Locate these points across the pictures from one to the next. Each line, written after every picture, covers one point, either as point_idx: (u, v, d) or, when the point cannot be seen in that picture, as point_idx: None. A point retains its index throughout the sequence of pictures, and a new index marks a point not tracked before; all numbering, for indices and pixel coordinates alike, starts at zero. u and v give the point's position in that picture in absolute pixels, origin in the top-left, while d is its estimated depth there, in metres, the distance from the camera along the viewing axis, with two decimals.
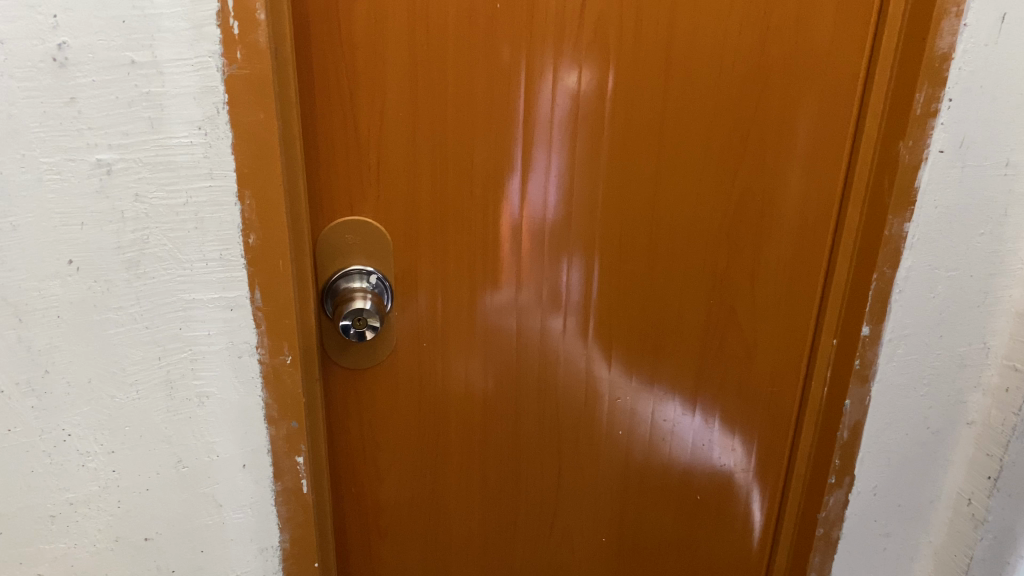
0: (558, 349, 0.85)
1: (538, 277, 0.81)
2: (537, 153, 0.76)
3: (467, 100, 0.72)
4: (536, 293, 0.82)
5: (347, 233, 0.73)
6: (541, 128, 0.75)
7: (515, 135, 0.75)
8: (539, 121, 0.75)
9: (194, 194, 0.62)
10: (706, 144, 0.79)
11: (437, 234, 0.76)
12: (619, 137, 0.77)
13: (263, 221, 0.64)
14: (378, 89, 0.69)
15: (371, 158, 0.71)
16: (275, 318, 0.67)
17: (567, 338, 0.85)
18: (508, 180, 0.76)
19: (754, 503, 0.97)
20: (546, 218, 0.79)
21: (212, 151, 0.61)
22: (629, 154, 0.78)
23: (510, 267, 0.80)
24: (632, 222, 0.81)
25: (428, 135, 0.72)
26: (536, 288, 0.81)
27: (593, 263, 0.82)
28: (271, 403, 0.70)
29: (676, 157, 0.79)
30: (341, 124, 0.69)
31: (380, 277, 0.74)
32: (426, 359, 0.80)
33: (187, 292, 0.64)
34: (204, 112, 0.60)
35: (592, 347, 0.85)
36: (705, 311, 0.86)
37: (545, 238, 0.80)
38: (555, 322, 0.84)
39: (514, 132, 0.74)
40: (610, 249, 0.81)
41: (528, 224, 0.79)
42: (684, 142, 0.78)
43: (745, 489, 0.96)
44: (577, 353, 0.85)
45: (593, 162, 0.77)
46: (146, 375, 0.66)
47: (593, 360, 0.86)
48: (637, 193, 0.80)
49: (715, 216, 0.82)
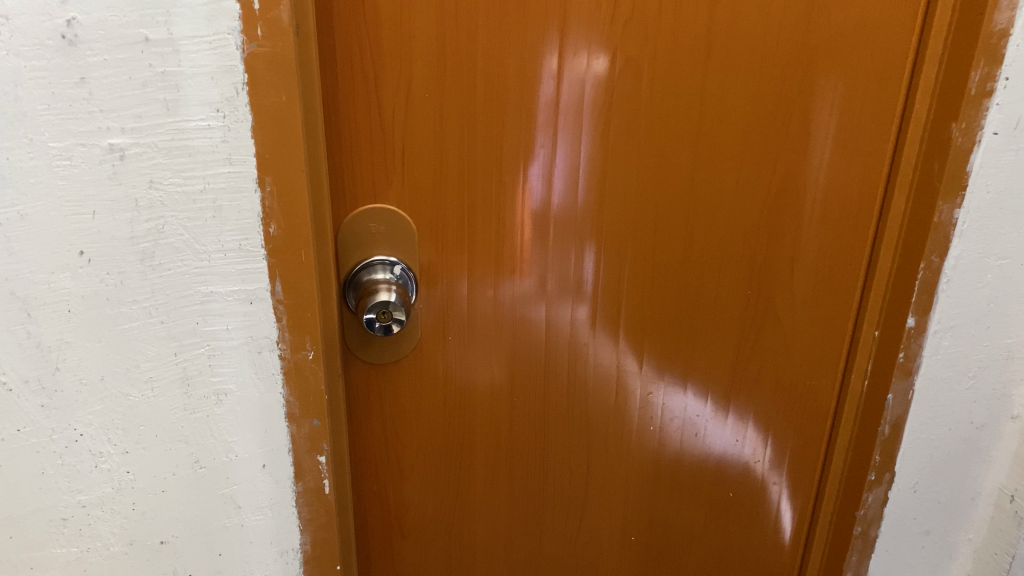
0: (585, 342, 0.81)
1: (568, 269, 0.77)
2: (566, 134, 0.72)
3: (497, 81, 0.68)
4: (562, 281, 0.78)
5: (371, 222, 0.69)
6: (573, 112, 0.71)
7: (543, 116, 0.71)
8: (568, 102, 0.71)
9: (212, 181, 0.58)
10: (745, 129, 0.75)
11: (463, 223, 0.72)
12: (652, 119, 0.73)
13: (285, 210, 0.60)
14: (405, 69, 0.65)
15: (396, 143, 0.68)
16: (297, 312, 0.64)
17: (596, 331, 0.81)
18: (537, 166, 0.72)
19: (786, 502, 0.94)
20: (574, 204, 0.75)
21: (232, 135, 0.57)
22: (662, 137, 0.74)
23: (540, 258, 0.76)
24: (665, 208, 0.77)
25: (456, 119, 0.68)
26: (561, 276, 0.78)
27: (623, 251, 0.78)
28: (293, 401, 0.66)
29: (714, 143, 0.75)
30: (365, 107, 0.66)
31: (405, 268, 0.71)
32: (451, 353, 0.77)
33: (205, 284, 0.61)
34: (223, 92, 0.56)
35: (622, 340, 0.82)
36: (740, 303, 0.82)
37: (572, 222, 0.76)
38: (582, 312, 0.80)
39: (542, 113, 0.70)
40: (642, 237, 0.78)
41: (556, 211, 0.75)
42: (722, 127, 0.75)
43: (777, 488, 0.93)
44: (606, 345, 0.82)
45: (625, 146, 0.74)
46: (162, 373, 0.63)
47: (623, 352, 0.82)
48: (670, 177, 0.76)
49: (754, 204, 0.78)
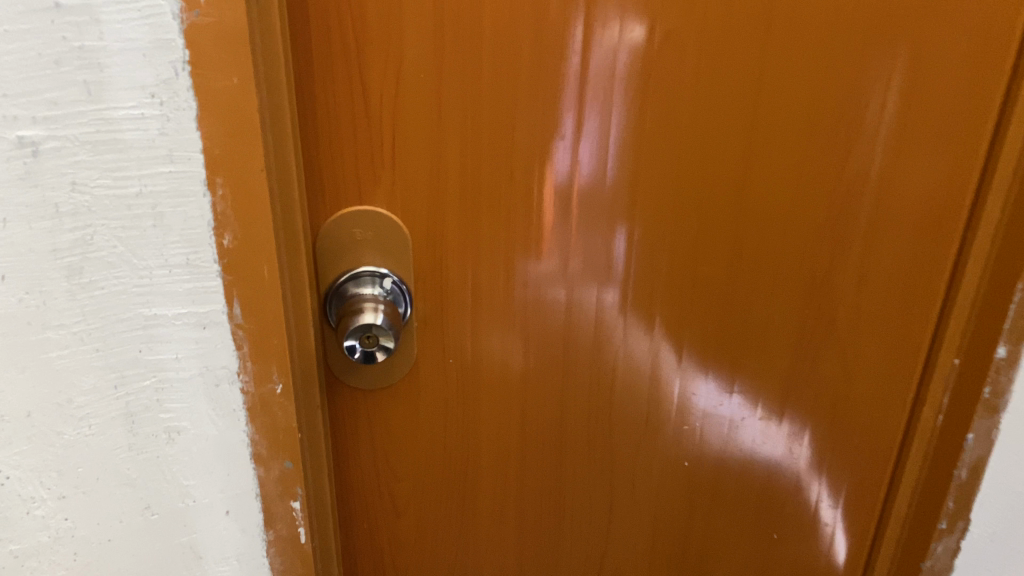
0: (615, 334, 0.69)
1: (592, 266, 0.66)
2: (596, 112, 0.60)
3: (507, 58, 0.56)
4: (587, 260, 0.65)
5: (355, 227, 0.58)
6: (603, 83, 0.59)
7: (569, 91, 0.58)
8: (599, 74, 0.58)
9: (151, 183, 0.47)
10: (810, 113, 0.62)
11: (467, 227, 0.61)
12: (698, 100, 0.61)
13: (242, 218, 0.49)
14: (395, 42, 0.53)
15: (386, 132, 0.56)
16: (261, 339, 0.53)
17: (626, 333, 0.69)
18: (558, 147, 0.60)
19: (840, 535, 0.82)
20: (601, 195, 0.63)
21: (171, 126, 0.46)
22: (709, 123, 0.62)
23: (558, 252, 0.64)
24: (710, 205, 0.65)
25: (458, 103, 0.56)
26: (586, 253, 0.65)
27: (659, 242, 0.66)
28: (259, 440, 0.56)
29: (772, 125, 0.62)
30: (347, 91, 0.54)
31: (398, 281, 0.60)
32: (453, 376, 0.66)
33: (148, 306, 0.50)
34: (158, 73, 0.44)
35: (655, 351, 0.70)
36: (795, 319, 0.70)
37: (600, 210, 0.64)
38: (611, 294, 0.67)
39: (567, 89, 0.58)
40: (683, 235, 0.66)
41: (582, 187, 0.62)
42: (783, 109, 0.62)
43: (830, 521, 0.81)
44: (636, 353, 0.70)
45: (664, 129, 0.61)
46: (101, 408, 0.52)
47: (656, 358, 0.71)
48: (719, 162, 0.63)
49: (819, 200, 0.65)
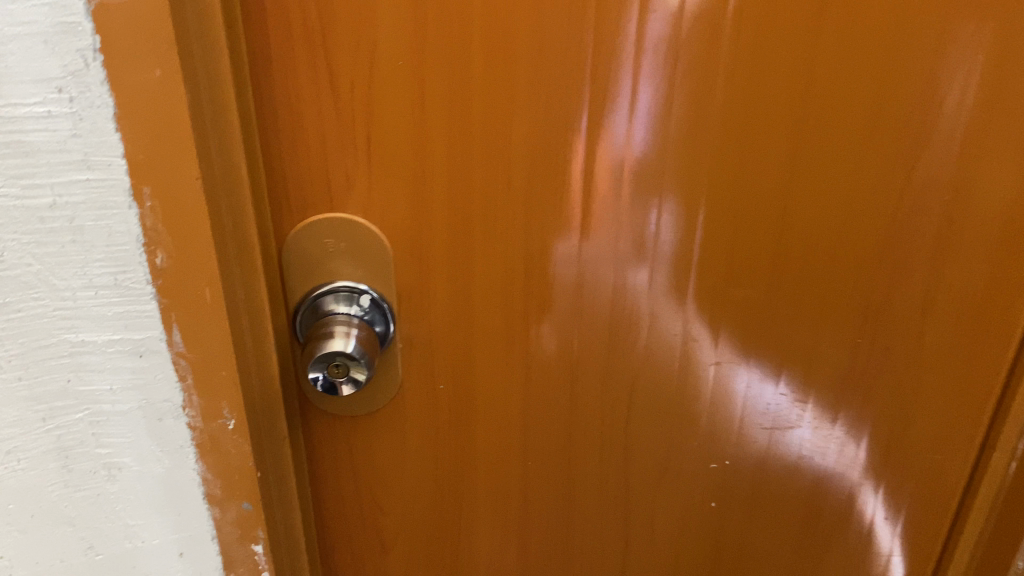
0: (642, 320, 0.57)
1: (611, 258, 0.55)
2: (623, 88, 0.50)
3: (502, 41, 0.47)
4: (608, 248, 0.54)
5: (327, 237, 0.51)
6: (627, 50, 0.48)
7: (595, 60, 0.48)
8: (630, 40, 0.48)
9: (66, 192, 0.40)
10: (877, 100, 0.51)
11: (456, 239, 0.52)
12: (741, 82, 0.50)
13: (176, 234, 0.41)
14: (365, 22, 0.45)
15: (358, 129, 0.48)
16: (207, 370, 0.45)
17: (651, 336, 0.58)
18: (572, 126, 0.50)
19: (896, 567, 0.70)
20: (622, 190, 0.53)
21: (85, 126, 0.38)
22: (761, 105, 0.51)
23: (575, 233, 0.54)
24: (755, 204, 0.54)
25: (444, 95, 0.48)
26: (609, 236, 0.54)
27: (690, 238, 0.55)
28: (212, 478, 0.49)
29: (834, 103, 0.51)
30: (311, 80, 0.47)
31: (378, 300, 0.52)
32: (444, 403, 0.58)
33: (73, 332, 0.43)
34: (64, 63, 0.37)
35: (681, 368, 0.59)
36: (846, 350, 0.59)
37: (625, 193, 0.53)
38: (643, 275, 0.56)
39: (595, 55, 0.48)
40: (722, 234, 0.55)
41: (613, 162, 0.52)
42: (845, 90, 0.51)
43: (886, 556, 0.69)
44: (660, 368, 0.59)
45: (699, 109, 0.51)
46: (28, 444, 0.46)
47: (689, 356, 0.59)
48: (775, 142, 0.52)
49: (888, 195, 0.54)
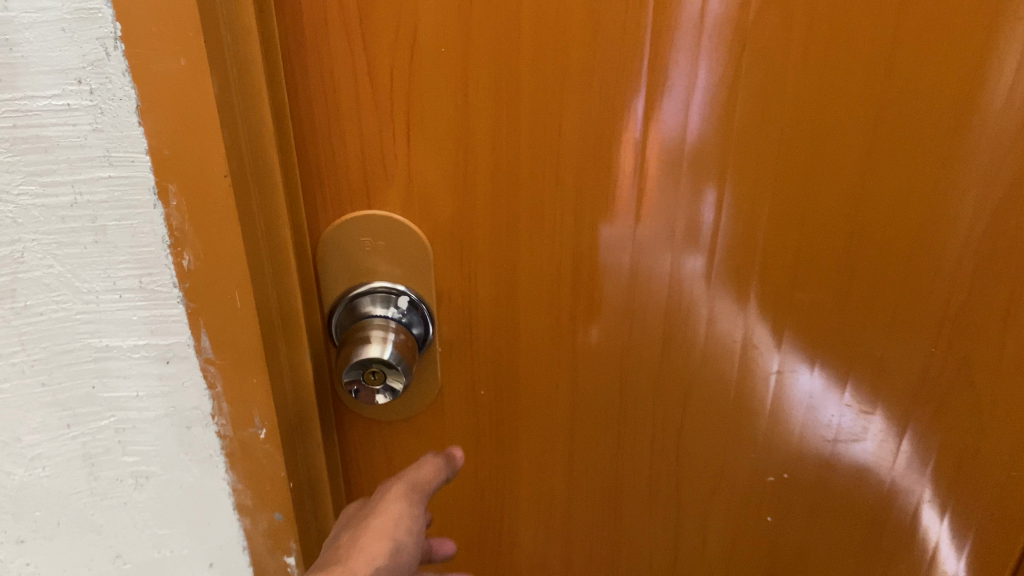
0: (700, 321, 0.53)
1: (667, 254, 0.51)
2: (681, 72, 0.46)
3: (552, 25, 0.43)
4: (663, 244, 0.51)
5: (364, 235, 0.48)
6: (690, 27, 0.44)
7: (654, 41, 0.45)
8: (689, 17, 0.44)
9: (87, 190, 0.37)
10: (967, 87, 0.46)
11: (500, 236, 0.49)
12: (814, 65, 0.45)
13: (203, 235, 0.39)
14: (406, 5, 0.42)
15: (397, 120, 0.45)
16: (237, 377, 0.43)
17: (708, 340, 0.54)
18: (628, 113, 0.46)
19: None
20: (679, 179, 0.49)
21: (106, 120, 0.36)
22: (834, 90, 0.46)
23: (628, 225, 0.50)
24: (826, 198, 0.49)
25: (490, 85, 0.44)
26: (664, 231, 0.50)
27: (750, 235, 0.51)
28: (242, 488, 0.47)
29: (920, 89, 0.46)
30: (348, 70, 0.43)
31: (417, 301, 0.49)
32: (486, 409, 0.55)
33: (98, 336, 0.41)
34: (83, 52, 0.34)
35: (739, 373, 0.55)
36: (921, 362, 0.54)
37: (682, 184, 0.49)
38: (696, 263, 0.51)
39: (654, 35, 0.44)
40: (787, 229, 0.50)
41: (667, 151, 0.48)
42: (931, 75, 0.46)
43: None
44: (716, 372, 0.55)
45: (767, 94, 0.46)
46: (52, 450, 0.44)
47: (749, 359, 0.55)
48: (848, 132, 0.47)
49: (975, 190, 0.49)
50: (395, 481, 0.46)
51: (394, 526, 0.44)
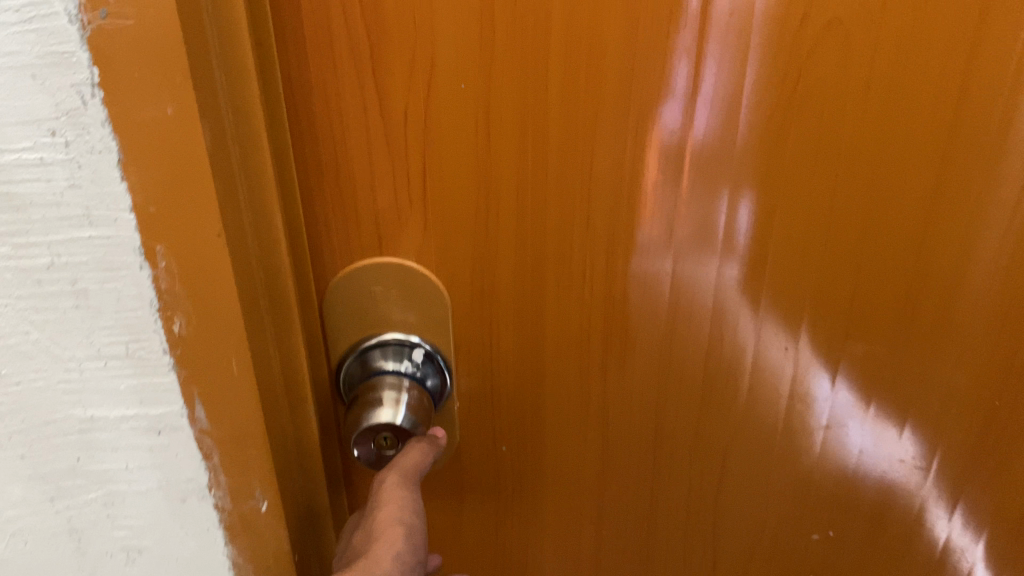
0: (744, 373, 0.48)
1: (704, 281, 0.46)
2: (723, 106, 0.40)
3: (584, 55, 0.39)
4: (703, 276, 0.45)
5: (375, 284, 0.44)
6: (737, 31, 0.38)
7: (698, 74, 0.40)
8: (717, 30, 0.38)
9: (65, 252, 0.33)
10: None
11: (524, 283, 0.45)
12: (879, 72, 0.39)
13: (197, 299, 0.35)
14: (422, 37, 0.37)
15: (412, 159, 0.41)
16: (235, 448, 0.39)
17: (751, 394, 0.49)
18: (665, 130, 0.41)
19: None
20: (719, 194, 0.43)
21: (84, 175, 0.32)
22: (897, 129, 0.41)
23: (659, 244, 0.44)
24: (887, 246, 0.44)
25: (512, 118, 0.40)
26: (703, 258, 0.45)
27: (798, 283, 0.46)
28: (242, 563, 0.42)
29: (1001, 93, 0.40)
30: (357, 107, 0.39)
31: (432, 352, 0.45)
32: (507, 460, 0.51)
33: (81, 406, 0.37)
34: (56, 101, 0.30)
35: (784, 430, 0.50)
36: (985, 414, 0.49)
37: (721, 200, 0.43)
38: (734, 280, 0.45)
39: (699, 69, 0.39)
40: (842, 253, 0.44)
41: (699, 171, 0.42)
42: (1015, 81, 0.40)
43: None
44: (759, 429, 0.50)
45: (824, 105, 0.40)
46: (37, 523, 0.40)
47: (797, 415, 0.50)
48: (914, 163, 0.42)
49: None
50: (390, 472, 0.42)
51: (402, 525, 0.41)
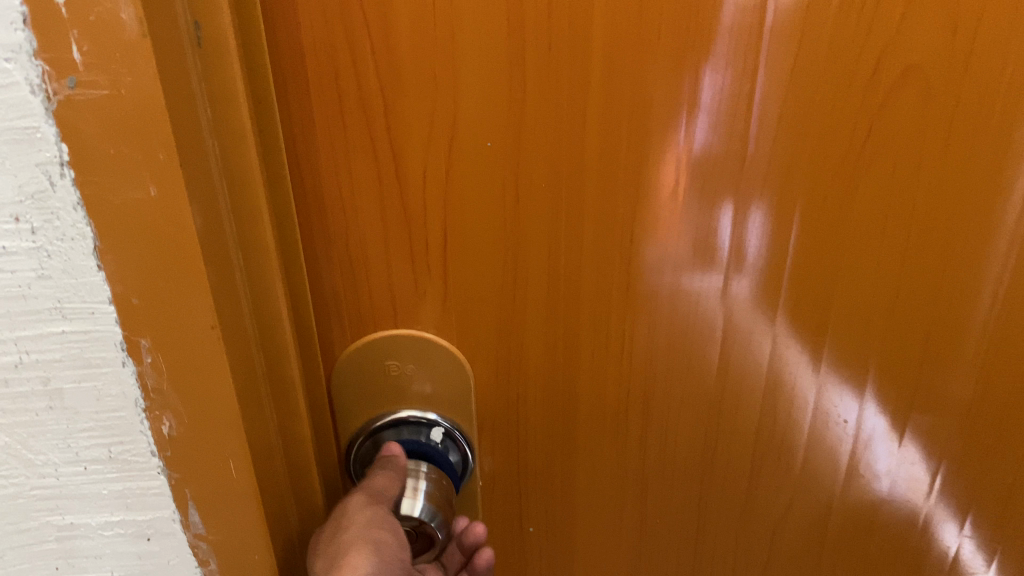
0: (798, 447, 0.44)
1: (752, 340, 0.41)
2: (781, 160, 0.36)
3: (625, 109, 0.34)
4: (753, 338, 0.41)
5: (390, 359, 0.39)
6: (796, 78, 0.34)
7: (750, 123, 0.35)
8: (766, 78, 0.34)
9: (35, 348, 0.29)
10: None
11: (555, 354, 0.40)
12: (955, 122, 0.35)
13: (189, 399, 0.30)
14: (442, 93, 0.33)
15: (431, 223, 0.36)
16: (235, 555, 0.34)
17: (805, 471, 0.44)
18: (713, 182, 0.37)
19: None
20: (749, 216, 0.37)
21: (55, 264, 0.27)
22: (980, 182, 0.37)
23: (697, 290, 0.39)
24: (961, 309, 0.40)
25: (544, 177, 0.36)
26: (753, 318, 0.40)
27: (863, 348, 0.41)
28: None
29: None
30: (370, 168, 0.35)
31: (451, 430, 0.41)
32: (535, 537, 0.46)
33: (59, 513, 0.33)
34: (19, 183, 0.26)
35: (840, 506, 0.46)
36: None
37: (752, 225, 0.38)
38: (789, 345, 0.41)
39: (751, 117, 0.35)
40: (911, 314, 0.40)
41: (753, 223, 0.38)
42: None
43: None
44: (813, 506, 0.45)
45: (894, 156, 0.36)
46: None
47: (855, 489, 0.45)
48: (991, 212, 0.37)
49: None
50: (355, 492, 0.37)
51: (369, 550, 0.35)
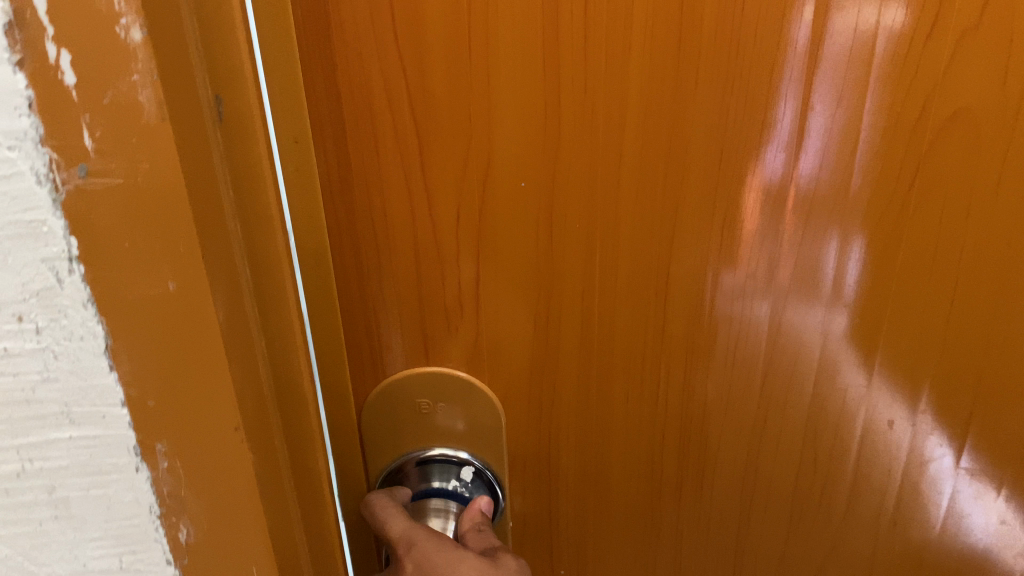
0: (841, 497, 0.42)
1: (796, 388, 0.39)
2: (824, 207, 0.35)
3: (663, 166, 0.33)
4: (795, 387, 0.39)
5: (421, 397, 0.37)
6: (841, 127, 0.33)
7: (798, 166, 0.34)
8: (816, 120, 0.33)
9: (40, 456, 0.26)
10: None
11: (589, 410, 0.39)
12: (1002, 172, 0.34)
13: (211, 504, 0.27)
14: (474, 149, 0.32)
15: (463, 278, 0.34)
16: None
17: (847, 520, 0.43)
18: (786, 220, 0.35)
19: None
20: (824, 248, 0.36)
21: (61, 367, 0.24)
22: None
23: (738, 340, 0.38)
24: (1006, 355, 0.38)
25: (581, 233, 0.34)
26: (798, 366, 0.39)
27: (906, 399, 0.40)
28: None
29: None
30: (396, 227, 0.33)
31: (482, 470, 0.39)
32: None
33: None
34: (22, 280, 0.23)
35: (882, 556, 0.44)
36: None
37: (828, 258, 0.36)
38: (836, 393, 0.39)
39: (799, 160, 0.34)
40: (954, 362, 0.39)
41: (826, 247, 0.36)
42: None
43: None
44: (855, 556, 0.44)
45: (940, 204, 0.35)
46: None
47: (899, 538, 0.44)
48: None
49: None
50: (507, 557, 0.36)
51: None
